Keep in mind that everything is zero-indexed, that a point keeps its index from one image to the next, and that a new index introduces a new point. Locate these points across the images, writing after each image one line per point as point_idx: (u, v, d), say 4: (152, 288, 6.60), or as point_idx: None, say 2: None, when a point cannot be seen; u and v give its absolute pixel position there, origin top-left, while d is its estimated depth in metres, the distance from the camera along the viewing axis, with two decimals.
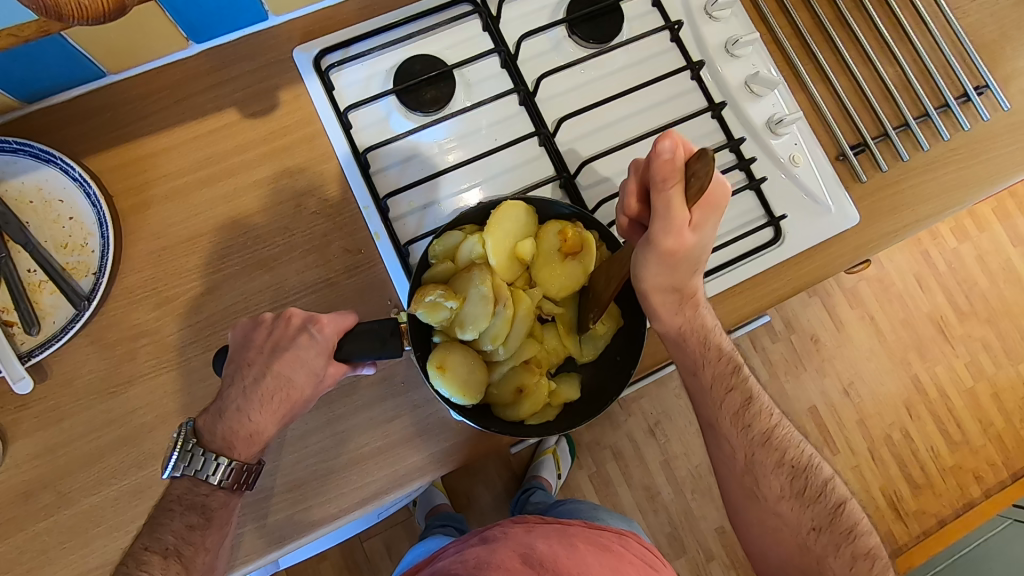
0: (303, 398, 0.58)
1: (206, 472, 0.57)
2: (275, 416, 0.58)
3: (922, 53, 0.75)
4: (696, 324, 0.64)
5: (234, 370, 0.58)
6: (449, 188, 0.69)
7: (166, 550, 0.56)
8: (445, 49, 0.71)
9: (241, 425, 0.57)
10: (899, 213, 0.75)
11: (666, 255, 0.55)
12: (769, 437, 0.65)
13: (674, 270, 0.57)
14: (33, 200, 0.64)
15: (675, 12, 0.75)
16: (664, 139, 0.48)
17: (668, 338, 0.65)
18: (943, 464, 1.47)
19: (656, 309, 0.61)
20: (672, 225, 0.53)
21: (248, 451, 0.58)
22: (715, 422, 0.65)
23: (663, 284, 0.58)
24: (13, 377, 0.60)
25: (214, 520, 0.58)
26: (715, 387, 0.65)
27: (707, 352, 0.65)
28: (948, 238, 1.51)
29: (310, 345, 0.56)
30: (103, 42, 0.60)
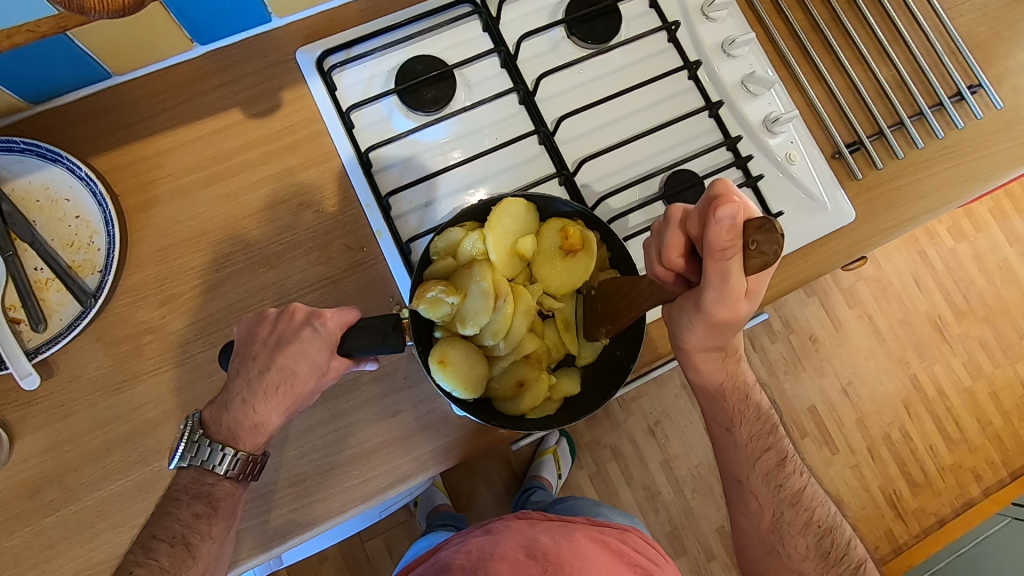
0: (307, 391, 0.59)
1: (212, 462, 0.58)
2: (280, 408, 0.58)
3: (916, 53, 0.76)
4: (738, 382, 0.68)
5: (238, 363, 0.59)
6: (449, 187, 0.70)
7: (173, 539, 0.57)
8: (446, 50, 0.72)
9: (247, 416, 0.58)
10: (894, 210, 0.76)
11: (717, 323, 0.56)
12: (799, 497, 0.67)
13: (719, 334, 0.59)
14: (40, 199, 0.64)
15: (672, 13, 0.76)
16: (725, 206, 0.46)
17: (709, 393, 0.68)
18: (942, 463, 1.48)
19: (696, 362, 0.65)
20: (726, 288, 0.51)
21: (253, 442, 0.59)
22: (745, 477, 0.68)
23: (707, 342, 0.61)
24: (20, 373, 0.61)
25: (220, 509, 0.59)
26: (752, 445, 0.68)
27: (747, 409, 0.68)
28: (945, 238, 1.52)
29: (314, 338, 0.57)
30: (109, 43, 0.61)
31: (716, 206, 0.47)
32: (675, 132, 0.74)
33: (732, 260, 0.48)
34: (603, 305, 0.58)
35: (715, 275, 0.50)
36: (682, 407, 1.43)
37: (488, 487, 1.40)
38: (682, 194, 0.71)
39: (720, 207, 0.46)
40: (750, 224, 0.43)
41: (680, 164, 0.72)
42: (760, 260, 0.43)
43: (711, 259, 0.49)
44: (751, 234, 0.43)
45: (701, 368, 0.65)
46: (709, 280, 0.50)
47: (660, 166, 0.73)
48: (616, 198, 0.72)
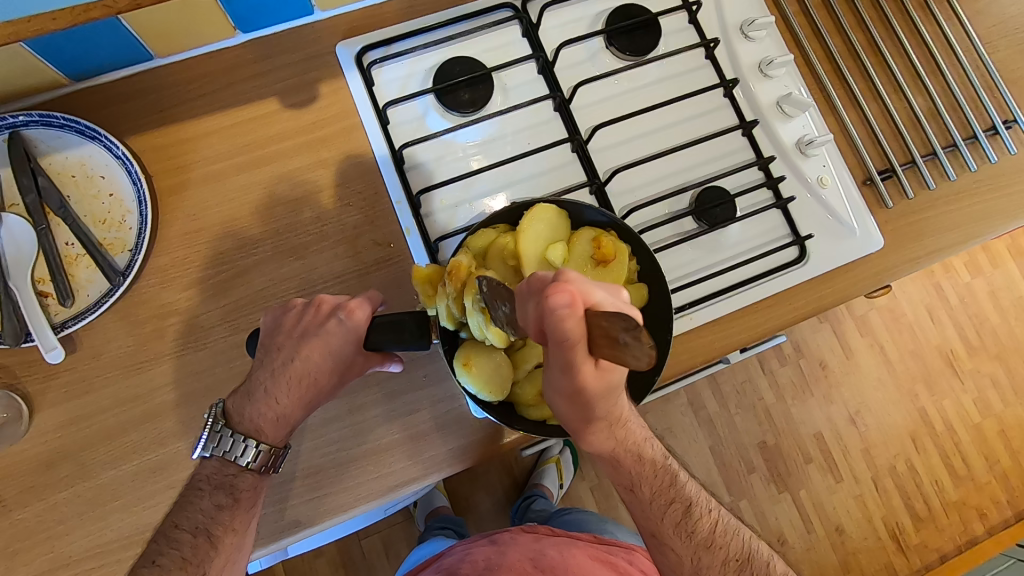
0: (328, 385, 0.61)
1: (235, 453, 0.59)
2: (303, 400, 0.60)
3: (952, 83, 0.76)
4: (628, 443, 0.59)
5: (263, 355, 0.60)
6: (479, 190, 0.70)
7: (196, 529, 0.57)
8: (483, 53, 0.72)
9: (269, 403, 0.59)
10: (922, 240, 0.76)
11: (579, 387, 0.49)
12: (714, 538, 0.61)
13: (587, 399, 0.51)
14: (76, 174, 0.65)
15: (711, 30, 0.76)
16: (559, 293, 0.39)
17: (601, 459, 0.59)
18: (946, 499, 1.46)
19: (581, 435, 0.56)
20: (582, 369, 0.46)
21: (276, 434, 0.60)
22: (657, 531, 0.61)
23: (582, 406, 0.52)
24: (46, 346, 0.61)
25: (242, 501, 0.59)
26: (655, 500, 0.61)
27: (642, 467, 0.60)
28: (962, 272, 1.51)
29: (339, 330, 0.59)
30: (154, 26, 0.62)
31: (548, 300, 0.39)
32: (707, 147, 0.74)
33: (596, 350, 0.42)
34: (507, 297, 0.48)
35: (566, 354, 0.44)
36: (688, 425, 1.43)
37: (489, 492, 1.40)
38: (712, 212, 0.71)
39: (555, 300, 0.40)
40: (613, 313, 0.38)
41: (712, 181, 0.72)
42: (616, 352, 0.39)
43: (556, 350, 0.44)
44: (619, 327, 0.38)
45: (589, 439, 0.56)
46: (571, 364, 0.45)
47: (691, 181, 0.73)
48: (646, 211, 0.72)
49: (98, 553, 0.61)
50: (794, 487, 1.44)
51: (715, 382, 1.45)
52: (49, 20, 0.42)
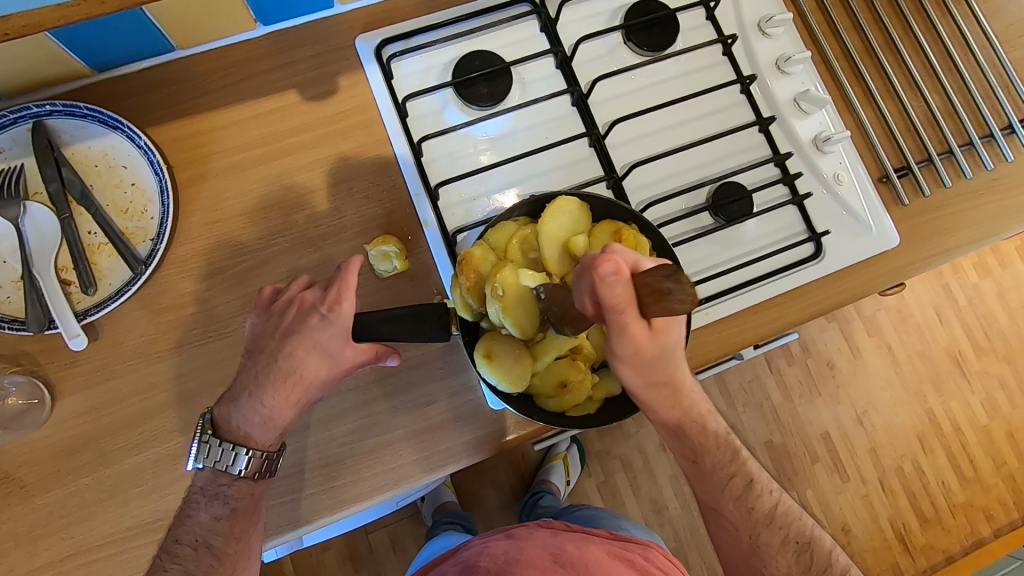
0: (316, 382, 0.59)
1: (227, 463, 0.59)
2: (288, 399, 0.59)
3: (969, 81, 0.76)
4: (694, 414, 0.61)
5: (251, 359, 0.60)
6: (496, 183, 0.70)
7: (196, 542, 0.59)
8: (502, 47, 0.73)
9: (258, 406, 0.59)
10: (938, 237, 0.76)
11: (642, 356, 0.52)
12: (773, 516, 0.62)
13: (651, 367, 0.54)
14: (98, 164, 0.65)
15: (728, 26, 0.76)
16: (605, 262, 0.44)
17: (666, 429, 0.62)
18: (953, 500, 1.46)
19: (648, 403, 0.59)
20: (636, 332, 0.50)
21: (264, 439, 0.60)
22: (717, 504, 0.63)
23: (650, 375, 0.55)
24: (69, 333, 0.62)
25: (240, 510, 0.60)
26: (717, 473, 0.63)
27: (706, 440, 0.62)
28: (971, 273, 1.51)
29: (324, 325, 0.58)
30: (178, 17, 0.62)
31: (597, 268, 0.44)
32: (724, 144, 0.74)
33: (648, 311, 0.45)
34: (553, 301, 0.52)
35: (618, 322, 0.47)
36: None
37: (496, 488, 1.41)
38: (728, 207, 0.71)
39: (602, 266, 0.44)
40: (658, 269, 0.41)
41: (729, 176, 0.72)
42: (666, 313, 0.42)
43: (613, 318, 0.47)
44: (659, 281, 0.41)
45: (656, 408, 0.59)
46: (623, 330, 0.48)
47: (708, 177, 0.74)
48: (663, 206, 0.72)
49: (118, 540, 0.61)
50: (800, 486, 1.44)
51: (722, 380, 1.45)
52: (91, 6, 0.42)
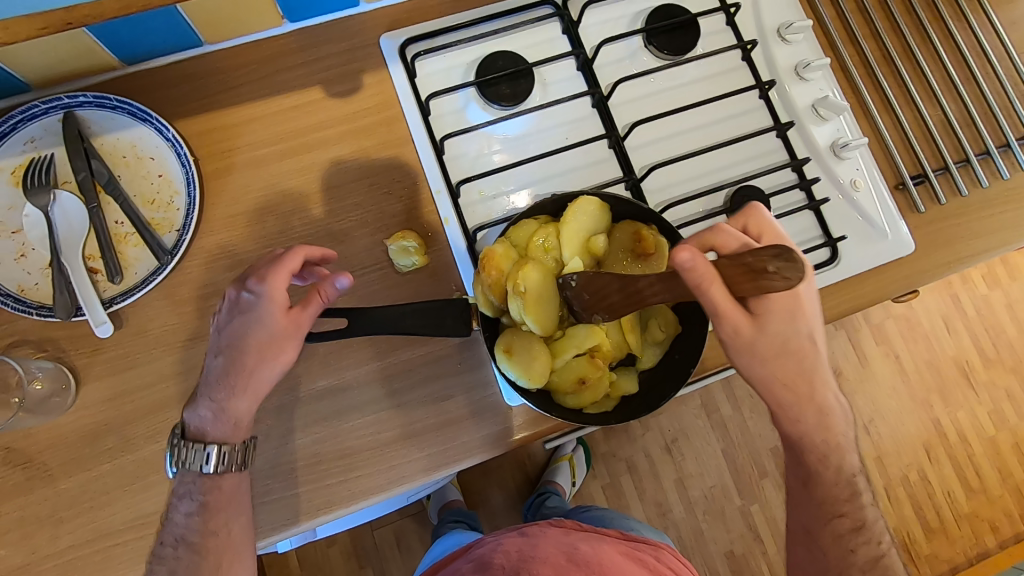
0: (262, 361, 0.57)
1: (196, 462, 0.58)
2: (237, 388, 0.57)
3: (987, 91, 0.77)
4: (824, 440, 0.61)
5: (211, 357, 0.59)
6: (516, 183, 0.71)
7: (176, 541, 0.58)
8: (525, 48, 0.74)
9: (217, 403, 0.58)
10: (954, 245, 0.76)
11: (757, 339, 0.56)
12: (872, 565, 0.62)
13: (776, 359, 0.57)
14: (127, 155, 0.66)
15: (748, 32, 0.77)
16: (682, 252, 0.47)
17: (791, 445, 0.62)
18: (959, 511, 1.46)
19: (779, 413, 0.60)
20: (733, 308, 0.53)
21: (224, 428, 0.58)
22: (814, 531, 0.64)
23: (778, 370, 0.58)
24: (95, 321, 0.63)
25: (211, 503, 0.58)
26: (826, 505, 0.63)
27: (827, 470, 0.62)
28: (980, 284, 1.51)
29: (252, 305, 0.57)
30: (208, 13, 0.63)
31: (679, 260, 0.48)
32: (742, 148, 0.75)
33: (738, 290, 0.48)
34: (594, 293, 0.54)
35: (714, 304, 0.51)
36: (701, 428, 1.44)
37: (502, 488, 1.41)
38: None
39: (680, 256, 0.48)
40: (755, 250, 0.43)
41: (747, 180, 0.72)
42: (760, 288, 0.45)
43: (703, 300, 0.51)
44: (763, 262, 0.43)
45: (782, 417, 0.60)
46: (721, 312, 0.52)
47: (726, 180, 0.74)
48: (681, 208, 0.73)
49: (138, 526, 0.62)
50: None
51: (729, 385, 1.46)
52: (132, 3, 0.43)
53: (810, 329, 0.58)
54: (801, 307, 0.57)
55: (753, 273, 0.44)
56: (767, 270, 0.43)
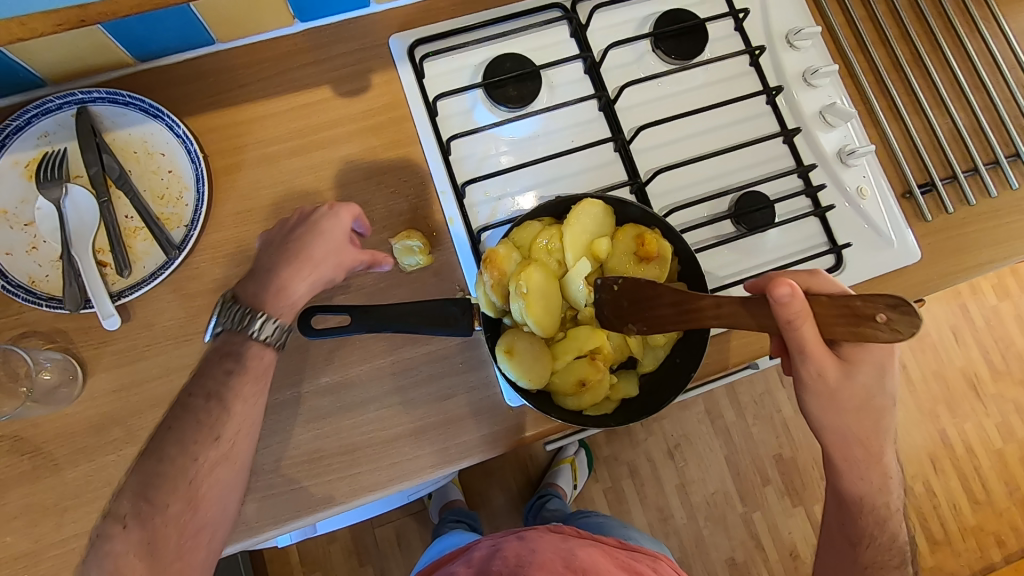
0: (323, 266, 0.62)
1: (246, 324, 0.58)
2: (299, 274, 0.61)
3: (996, 100, 0.76)
4: (883, 504, 0.62)
5: (264, 254, 0.62)
6: (521, 184, 0.71)
7: (207, 393, 0.56)
8: (533, 51, 0.74)
9: (273, 282, 0.60)
10: (962, 254, 0.76)
11: (837, 393, 0.56)
12: None
13: (856, 415, 0.57)
14: (138, 150, 0.67)
15: (756, 37, 0.77)
16: (783, 286, 0.46)
17: (847, 503, 0.63)
18: (964, 523, 1.45)
19: (842, 469, 0.60)
20: (824, 354, 0.52)
21: (276, 308, 0.60)
22: None
23: (854, 426, 0.58)
24: (103, 313, 0.64)
25: (250, 368, 0.58)
26: (871, 568, 0.64)
27: (880, 533, 0.63)
28: (989, 294, 1.49)
29: (329, 218, 0.63)
30: (220, 12, 0.64)
31: (779, 294, 0.46)
32: (748, 153, 0.75)
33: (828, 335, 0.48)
34: (637, 300, 0.54)
35: (802, 349, 0.50)
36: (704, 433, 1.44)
37: (504, 489, 1.42)
38: (751, 216, 0.72)
39: (778, 287, 0.47)
40: (868, 295, 0.44)
41: (752, 186, 0.72)
42: (856, 337, 0.46)
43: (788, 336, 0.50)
44: (874, 309, 0.43)
45: (846, 473, 0.61)
46: (810, 356, 0.51)
47: (731, 186, 0.74)
48: (686, 212, 0.73)
49: None
50: (809, 501, 1.43)
51: (733, 391, 1.45)
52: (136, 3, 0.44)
53: (894, 388, 0.57)
54: (890, 365, 0.56)
55: (855, 317, 0.45)
56: (877, 318, 0.43)
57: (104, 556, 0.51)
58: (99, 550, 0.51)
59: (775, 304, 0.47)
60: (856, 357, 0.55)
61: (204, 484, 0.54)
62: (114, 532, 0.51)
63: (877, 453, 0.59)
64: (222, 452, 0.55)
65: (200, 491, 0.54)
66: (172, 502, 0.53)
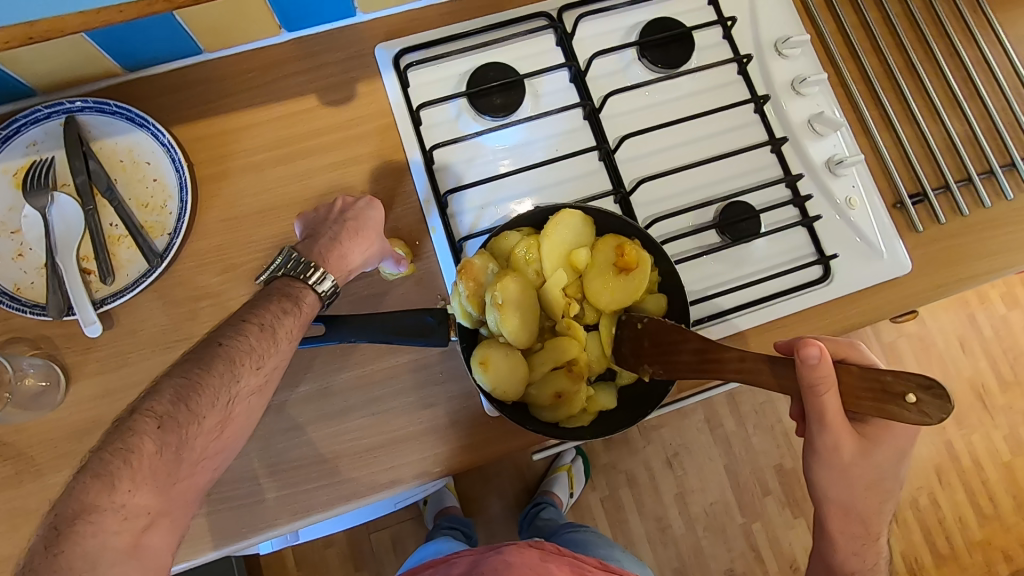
0: (375, 245, 0.64)
1: (307, 273, 0.57)
2: (356, 244, 0.62)
3: (991, 109, 0.75)
4: None
5: (319, 227, 0.64)
6: (505, 194, 0.71)
7: (262, 323, 0.53)
8: (518, 60, 0.74)
9: (333, 247, 0.61)
10: (956, 265, 0.75)
11: (849, 469, 0.55)
12: None
13: (862, 492, 0.57)
14: (124, 159, 0.68)
15: (744, 46, 0.76)
16: (811, 347, 0.45)
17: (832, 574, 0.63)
18: (971, 537, 1.42)
19: (835, 536, 0.60)
20: (845, 427, 0.52)
21: (335, 269, 0.60)
22: None
23: (855, 500, 0.58)
24: (86, 321, 0.64)
25: (302, 314, 0.56)
26: None
27: None
28: (998, 303, 1.47)
29: (373, 210, 0.66)
30: (205, 22, 0.65)
31: (807, 357, 0.45)
32: (736, 162, 0.74)
33: (851, 406, 0.47)
34: (659, 343, 0.55)
35: (822, 419, 0.50)
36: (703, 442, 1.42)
37: (500, 496, 1.41)
38: (736, 226, 0.71)
39: (807, 347, 0.46)
40: (900, 372, 0.43)
41: (738, 196, 0.72)
42: (882, 414, 0.44)
43: (808, 401, 0.48)
44: (906, 387, 0.42)
45: (839, 543, 0.60)
46: (829, 428, 0.51)
47: (717, 195, 0.74)
48: (670, 222, 0.73)
49: None
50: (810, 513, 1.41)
51: (734, 400, 1.44)
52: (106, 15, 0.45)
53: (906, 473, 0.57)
54: (909, 453, 0.56)
55: (882, 393, 0.44)
56: (906, 398, 0.42)
57: (117, 453, 0.44)
58: (119, 444, 0.44)
59: (800, 365, 0.46)
60: (880, 437, 0.54)
61: (238, 409, 0.50)
62: (145, 429, 0.45)
63: (871, 528, 0.59)
64: (259, 383, 0.52)
65: (231, 414, 0.50)
66: (209, 415, 0.48)
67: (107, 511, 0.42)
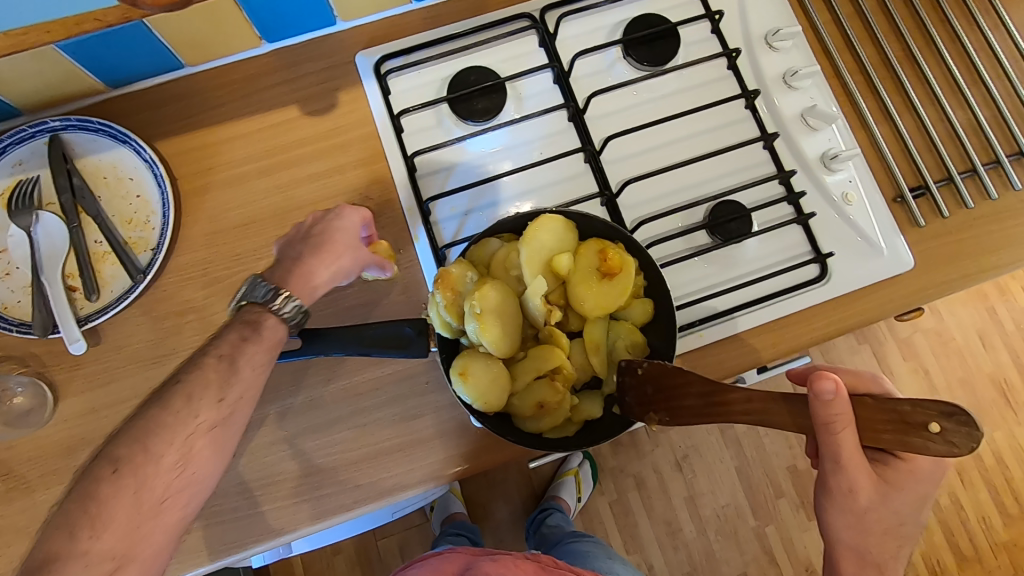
0: (344, 258, 0.61)
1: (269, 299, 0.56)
2: (322, 262, 0.60)
3: (996, 96, 0.72)
4: None
5: (291, 244, 0.62)
6: (489, 199, 0.70)
7: (221, 355, 0.52)
8: (500, 62, 0.73)
9: (297, 267, 0.59)
10: (960, 261, 0.71)
11: (866, 512, 0.53)
12: None
13: (878, 535, 0.54)
14: (107, 176, 0.68)
15: (734, 39, 0.74)
16: (827, 380, 0.44)
17: None
18: (995, 539, 1.37)
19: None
20: (863, 469, 0.49)
21: (300, 290, 0.58)
22: None
23: (869, 543, 0.55)
24: (70, 338, 0.64)
25: (266, 340, 0.55)
26: None
27: None
28: (1019, 295, 1.41)
29: (345, 220, 0.62)
30: (182, 35, 0.65)
31: (823, 390, 0.44)
32: (726, 160, 0.72)
33: (870, 441, 0.46)
34: (662, 390, 0.53)
35: (837, 458, 0.48)
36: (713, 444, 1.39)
37: (507, 502, 1.40)
38: (726, 226, 0.69)
39: (822, 381, 0.45)
40: (919, 402, 0.41)
41: (729, 194, 0.70)
42: (905, 447, 0.43)
43: (824, 439, 0.47)
44: (927, 417, 0.41)
45: None
46: (845, 469, 0.49)
47: (707, 194, 0.72)
48: (659, 224, 0.71)
49: None
50: None
51: None
52: (43, 33, 0.44)
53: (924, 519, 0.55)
54: (930, 502, 0.53)
55: (903, 425, 0.43)
56: (930, 428, 0.41)
57: (78, 502, 0.44)
58: (79, 492, 0.44)
59: (817, 399, 0.45)
60: (900, 482, 0.52)
61: (200, 443, 0.49)
62: (102, 475, 0.45)
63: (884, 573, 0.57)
64: (222, 415, 0.50)
65: (194, 449, 0.49)
66: (167, 453, 0.47)
67: (70, 561, 0.42)
